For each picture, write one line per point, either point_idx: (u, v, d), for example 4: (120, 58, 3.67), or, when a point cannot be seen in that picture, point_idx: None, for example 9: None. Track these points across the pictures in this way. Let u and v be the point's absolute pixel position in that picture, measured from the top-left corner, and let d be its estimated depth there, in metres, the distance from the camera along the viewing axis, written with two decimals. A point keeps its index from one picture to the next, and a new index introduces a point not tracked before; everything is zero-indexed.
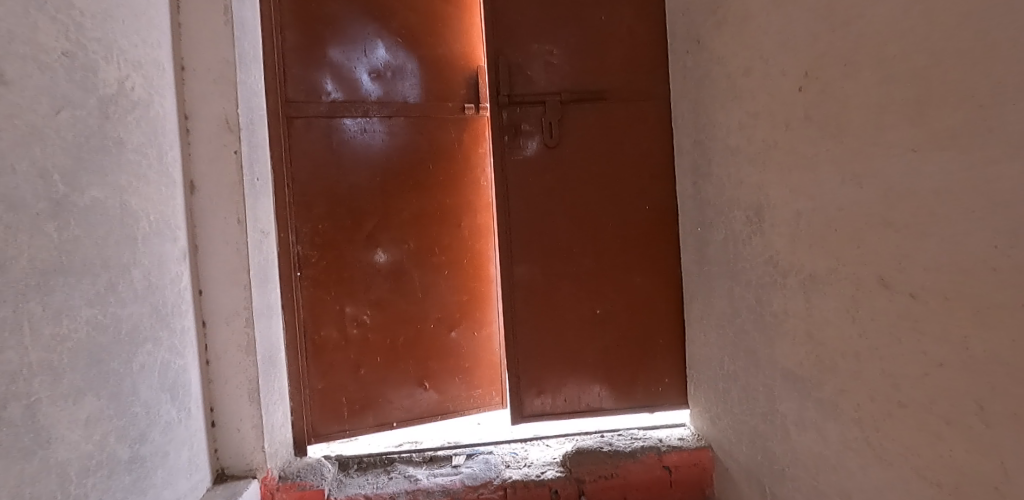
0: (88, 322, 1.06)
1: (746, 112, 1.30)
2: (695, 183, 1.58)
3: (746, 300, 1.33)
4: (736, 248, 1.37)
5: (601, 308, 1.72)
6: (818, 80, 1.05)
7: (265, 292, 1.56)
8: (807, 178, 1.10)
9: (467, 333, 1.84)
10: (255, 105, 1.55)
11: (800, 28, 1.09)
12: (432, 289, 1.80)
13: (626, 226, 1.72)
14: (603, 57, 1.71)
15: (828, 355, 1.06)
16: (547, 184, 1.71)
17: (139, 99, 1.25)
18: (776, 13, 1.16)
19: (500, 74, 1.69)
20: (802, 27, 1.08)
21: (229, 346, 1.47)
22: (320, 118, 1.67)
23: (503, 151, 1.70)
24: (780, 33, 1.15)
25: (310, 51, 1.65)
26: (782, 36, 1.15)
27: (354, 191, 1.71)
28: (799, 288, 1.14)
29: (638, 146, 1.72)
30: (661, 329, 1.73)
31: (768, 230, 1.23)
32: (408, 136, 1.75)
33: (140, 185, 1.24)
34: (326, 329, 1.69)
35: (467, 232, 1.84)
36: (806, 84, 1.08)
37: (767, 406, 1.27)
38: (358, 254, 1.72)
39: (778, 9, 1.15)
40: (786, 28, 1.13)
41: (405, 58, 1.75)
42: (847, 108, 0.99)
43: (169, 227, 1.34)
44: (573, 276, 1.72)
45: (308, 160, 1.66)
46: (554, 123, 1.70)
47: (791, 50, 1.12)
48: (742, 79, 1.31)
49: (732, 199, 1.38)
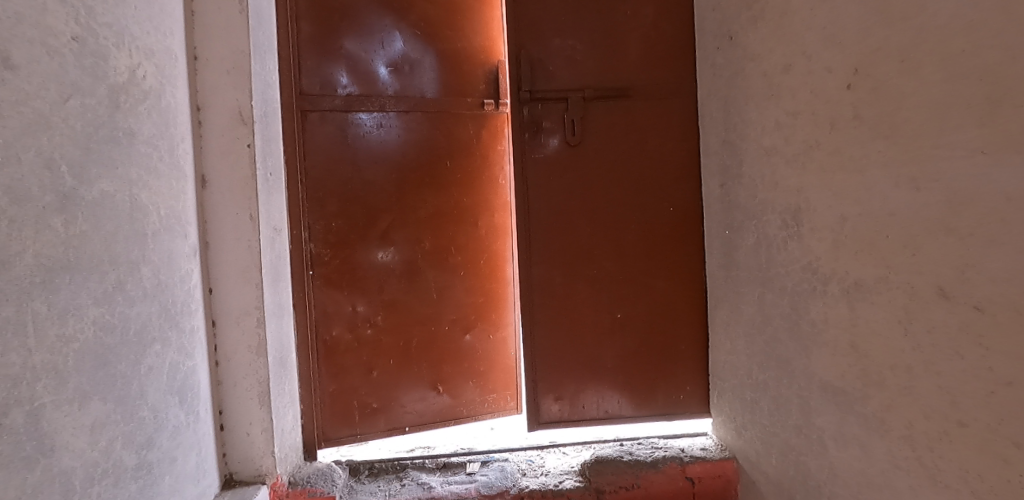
0: (96, 322, 1.01)
1: (784, 111, 1.25)
2: (723, 185, 1.53)
3: (779, 307, 1.28)
4: (769, 253, 1.31)
5: (622, 313, 1.67)
6: (869, 77, 1.00)
7: (276, 291, 1.51)
8: (854, 181, 1.04)
9: (483, 336, 1.78)
10: (269, 98, 1.50)
11: (849, 23, 1.04)
12: (448, 291, 1.74)
13: (649, 228, 1.66)
14: (627, 53, 1.65)
15: (874, 368, 1.01)
16: (567, 183, 1.65)
17: (151, 89, 1.20)
18: (822, 7, 1.11)
19: (521, 69, 1.63)
20: (851, 21, 1.03)
21: (239, 347, 1.42)
22: (335, 112, 1.62)
23: (524, 149, 1.65)
24: (826, 28, 1.10)
25: (325, 43, 1.61)
26: (828, 32, 1.09)
27: (369, 188, 1.65)
28: (841, 296, 1.08)
29: (663, 145, 1.66)
30: (683, 335, 1.68)
31: (806, 235, 1.18)
32: (425, 132, 1.69)
33: (150, 179, 1.19)
34: (340, 329, 1.64)
35: (485, 232, 1.77)
36: (855, 82, 1.03)
37: (801, 419, 1.22)
38: (372, 253, 1.66)
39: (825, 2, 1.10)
40: (832, 23, 1.08)
41: (423, 52, 1.69)
42: (903, 108, 0.94)
43: (179, 223, 1.29)
44: (594, 280, 1.67)
45: (322, 155, 1.61)
46: (577, 120, 1.64)
47: (838, 45, 1.07)
48: (781, 76, 1.26)
49: (766, 202, 1.33)
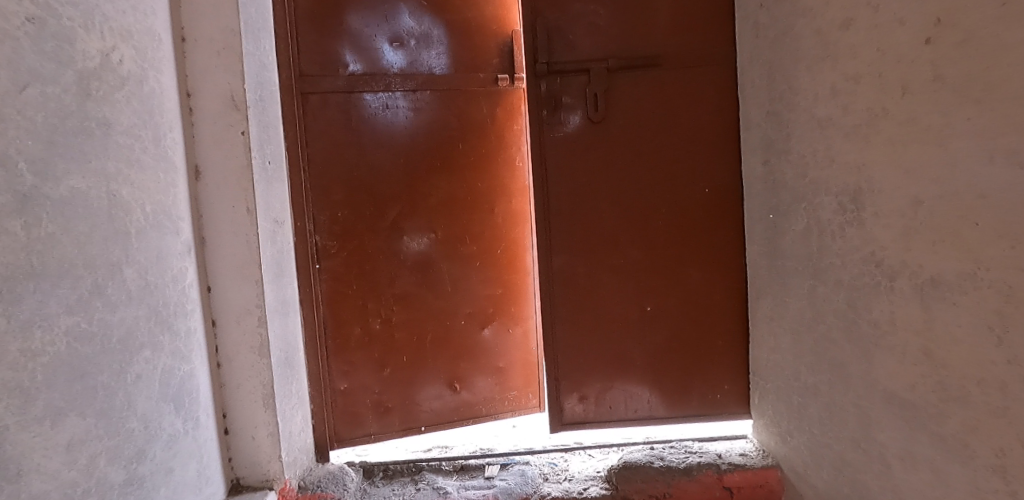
0: (69, 332, 0.93)
1: (844, 75, 1.08)
2: (767, 162, 1.36)
3: (835, 302, 1.13)
4: (823, 240, 1.16)
5: (651, 305, 1.53)
6: (955, 28, 0.84)
7: (280, 287, 1.42)
8: (934, 156, 0.88)
9: (501, 330, 1.67)
10: (266, 80, 1.40)
11: None
12: (462, 283, 1.62)
13: (681, 212, 1.51)
14: (657, 17, 1.48)
15: (956, 382, 0.86)
16: (590, 164, 1.51)
17: (131, 75, 1.11)
18: None
19: (537, 40, 1.49)
20: None
21: (241, 347, 1.34)
22: (337, 93, 1.50)
23: (541, 128, 1.51)
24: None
25: (324, 18, 1.49)
26: None
27: (376, 174, 1.54)
28: (913, 293, 0.93)
29: (697, 120, 1.49)
30: (720, 329, 1.53)
31: (869, 221, 1.02)
32: (435, 112, 1.56)
33: (132, 173, 1.10)
34: (351, 325, 1.56)
35: (502, 219, 1.64)
36: (935, 35, 0.87)
37: (858, 431, 1.07)
38: (381, 244, 1.56)
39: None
40: None
41: (431, 25, 1.55)
42: (1005, 66, 0.78)
43: (169, 219, 1.20)
44: (620, 269, 1.53)
45: (325, 140, 1.50)
46: (600, 94, 1.49)
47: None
48: (840, 34, 1.08)
49: (819, 181, 1.16)
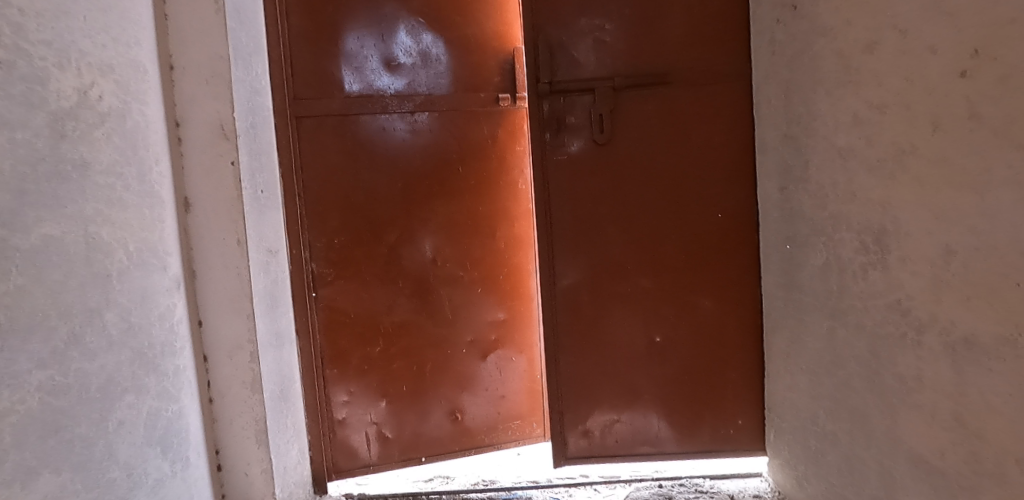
0: (41, 387, 0.90)
1: (869, 102, 0.98)
2: (784, 189, 1.27)
3: (857, 349, 1.04)
4: (844, 280, 1.07)
5: (660, 336, 1.46)
6: (998, 61, 0.75)
7: (275, 318, 1.38)
8: (975, 204, 0.79)
9: (504, 357, 1.61)
10: (258, 106, 1.35)
11: None
12: (463, 310, 1.57)
13: (691, 238, 1.43)
14: (667, 31, 1.40)
15: (993, 454, 0.78)
16: (594, 188, 1.44)
17: (113, 110, 1.06)
18: None
19: (539, 59, 1.42)
20: None
21: (233, 382, 1.30)
22: (332, 116, 1.45)
23: (543, 151, 1.44)
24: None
25: (319, 38, 1.44)
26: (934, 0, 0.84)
27: (373, 199, 1.49)
28: (944, 351, 0.85)
29: (709, 140, 1.41)
30: (734, 361, 1.45)
31: (896, 266, 0.93)
32: (433, 134, 1.50)
33: (114, 213, 1.05)
34: (350, 354, 1.52)
35: (503, 243, 1.58)
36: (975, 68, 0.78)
37: (881, 490, 0.99)
38: (379, 270, 1.51)
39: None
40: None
41: (429, 43, 1.49)
42: None
43: (155, 255, 1.16)
44: (628, 298, 1.46)
45: (320, 165, 1.45)
46: (605, 114, 1.41)
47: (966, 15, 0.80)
48: (864, 58, 0.99)
49: (841, 216, 1.07)
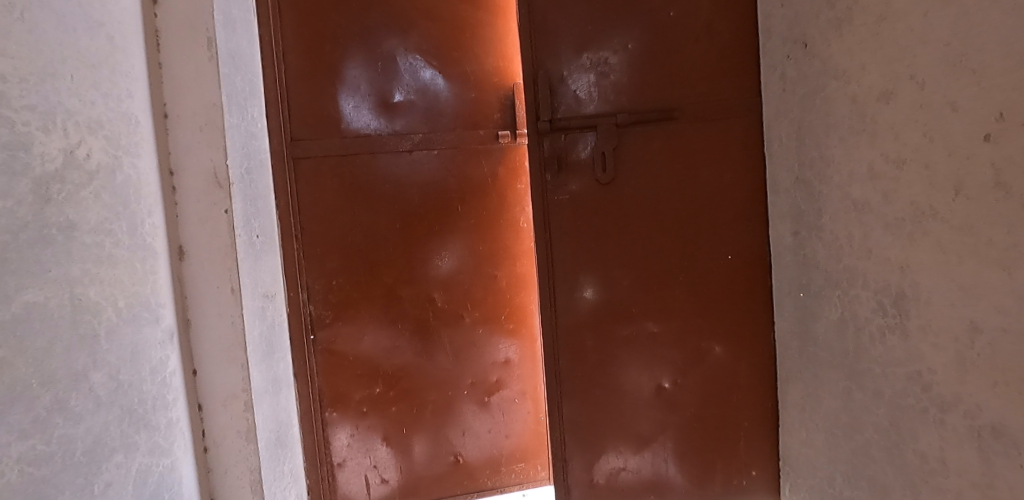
0: (21, 458, 0.85)
1: (885, 156, 0.93)
2: (796, 233, 1.21)
3: (876, 415, 0.99)
4: (862, 340, 1.01)
5: (669, 382, 1.40)
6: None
7: (271, 364, 1.35)
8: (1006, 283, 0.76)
9: (506, 399, 1.57)
10: (254, 149, 1.32)
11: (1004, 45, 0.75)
12: (465, 352, 1.53)
13: (700, 281, 1.37)
14: (672, 66, 1.34)
15: None
16: (598, 229, 1.39)
17: (102, 166, 1.02)
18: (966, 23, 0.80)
19: (539, 95, 1.38)
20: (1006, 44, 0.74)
21: (227, 431, 1.24)
22: (330, 156, 1.44)
23: (544, 191, 1.40)
24: (964, 49, 0.80)
25: (316, 79, 1.43)
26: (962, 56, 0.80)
27: (371, 240, 1.47)
28: (970, 436, 0.82)
29: (718, 179, 1.34)
30: (746, 409, 1.38)
31: (916, 334, 0.89)
32: (432, 173, 1.48)
33: (102, 271, 1.01)
34: (349, 397, 1.50)
35: (504, 282, 1.54)
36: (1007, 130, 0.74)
37: None
38: (378, 311, 1.49)
39: (966, 13, 0.80)
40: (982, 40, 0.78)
41: (428, 80, 1.47)
42: None
43: (147, 309, 1.11)
44: (633, 342, 1.41)
45: (318, 207, 1.45)
46: (608, 152, 1.36)
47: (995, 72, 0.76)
48: (879, 108, 0.94)
49: (857, 272, 1.01)
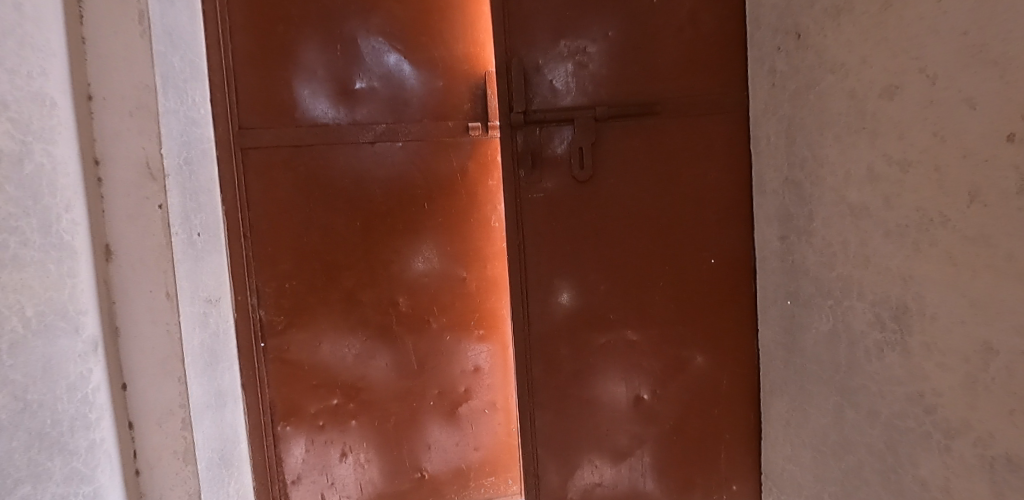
0: None
1: (887, 156, 0.86)
2: (785, 237, 1.13)
3: (870, 436, 0.93)
4: (855, 354, 0.95)
5: (648, 393, 1.32)
6: None
7: (214, 376, 1.21)
8: None
9: (475, 410, 1.47)
10: (195, 137, 1.19)
11: None
12: (431, 360, 1.43)
13: (682, 287, 1.29)
14: (655, 56, 1.25)
15: None
16: (574, 230, 1.30)
17: (5, 152, 0.84)
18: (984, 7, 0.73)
19: (513, 85, 1.28)
20: None
21: (163, 453, 1.09)
22: (283, 147, 1.32)
23: (516, 188, 1.30)
24: (981, 38, 0.73)
25: (268, 61, 1.30)
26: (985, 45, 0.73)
27: (329, 239, 1.35)
28: (980, 466, 0.76)
29: (702, 179, 1.26)
30: (727, 421, 1.30)
31: (918, 352, 0.83)
32: (396, 167, 1.37)
33: (5, 274, 0.83)
34: (303, 410, 1.37)
35: (474, 286, 1.44)
36: None
37: None
38: (336, 317, 1.37)
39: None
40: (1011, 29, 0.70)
41: (392, 66, 1.35)
42: None
43: (64, 317, 0.93)
44: (610, 351, 1.32)
45: (270, 202, 1.32)
46: (586, 148, 1.27)
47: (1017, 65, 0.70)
48: (880, 104, 0.87)
49: (852, 281, 0.94)
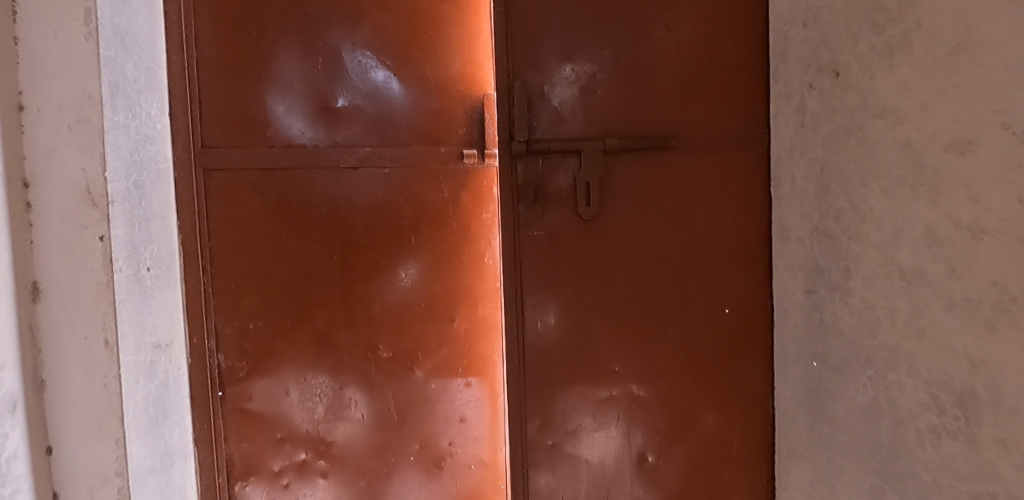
0: None
1: (955, 219, 0.78)
2: (811, 292, 1.02)
3: None
4: (903, 435, 0.87)
5: (653, 454, 1.20)
6: None
7: (159, 434, 1.03)
8: None
9: (460, 466, 1.33)
10: (147, 157, 1.02)
11: None
12: (412, 411, 1.28)
13: (693, 339, 1.17)
14: (669, 86, 1.14)
15: None
16: (577, 273, 1.18)
17: None
18: None
19: (514, 110, 1.17)
20: None
21: None
22: (252, 169, 1.16)
23: (514, 224, 1.18)
24: None
25: (236, 72, 1.14)
26: None
27: (301, 274, 1.20)
28: None
29: (716, 223, 1.15)
30: (739, 486, 1.19)
31: (990, 447, 0.76)
32: (380, 196, 1.22)
33: None
34: (264, 467, 1.21)
35: (463, 329, 1.30)
36: None
37: None
38: (303, 361, 1.21)
39: None
40: None
41: (379, 83, 1.21)
42: None
43: None
44: (612, 406, 1.20)
45: (235, 231, 1.16)
46: (593, 183, 1.15)
47: None
48: (947, 159, 0.79)
49: (901, 354, 0.86)
